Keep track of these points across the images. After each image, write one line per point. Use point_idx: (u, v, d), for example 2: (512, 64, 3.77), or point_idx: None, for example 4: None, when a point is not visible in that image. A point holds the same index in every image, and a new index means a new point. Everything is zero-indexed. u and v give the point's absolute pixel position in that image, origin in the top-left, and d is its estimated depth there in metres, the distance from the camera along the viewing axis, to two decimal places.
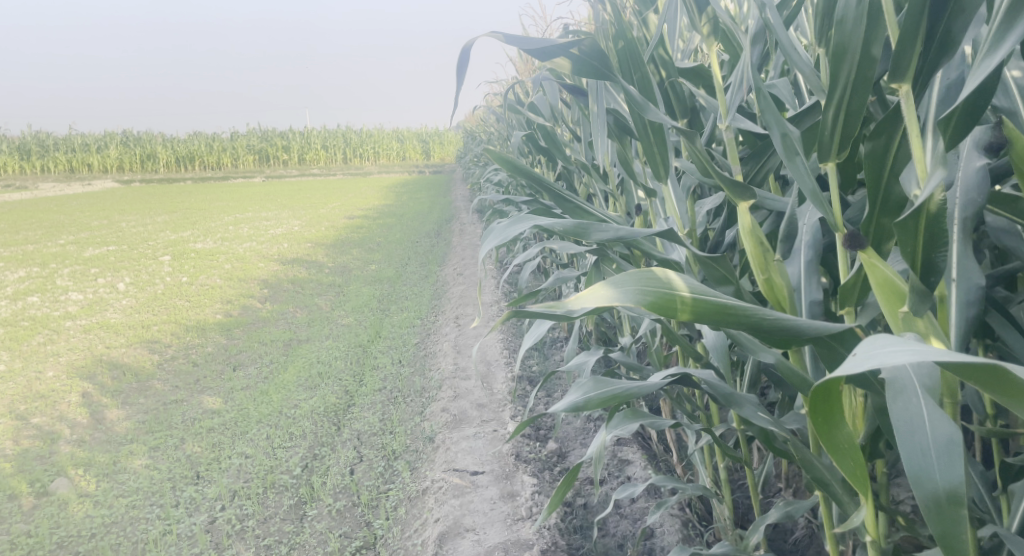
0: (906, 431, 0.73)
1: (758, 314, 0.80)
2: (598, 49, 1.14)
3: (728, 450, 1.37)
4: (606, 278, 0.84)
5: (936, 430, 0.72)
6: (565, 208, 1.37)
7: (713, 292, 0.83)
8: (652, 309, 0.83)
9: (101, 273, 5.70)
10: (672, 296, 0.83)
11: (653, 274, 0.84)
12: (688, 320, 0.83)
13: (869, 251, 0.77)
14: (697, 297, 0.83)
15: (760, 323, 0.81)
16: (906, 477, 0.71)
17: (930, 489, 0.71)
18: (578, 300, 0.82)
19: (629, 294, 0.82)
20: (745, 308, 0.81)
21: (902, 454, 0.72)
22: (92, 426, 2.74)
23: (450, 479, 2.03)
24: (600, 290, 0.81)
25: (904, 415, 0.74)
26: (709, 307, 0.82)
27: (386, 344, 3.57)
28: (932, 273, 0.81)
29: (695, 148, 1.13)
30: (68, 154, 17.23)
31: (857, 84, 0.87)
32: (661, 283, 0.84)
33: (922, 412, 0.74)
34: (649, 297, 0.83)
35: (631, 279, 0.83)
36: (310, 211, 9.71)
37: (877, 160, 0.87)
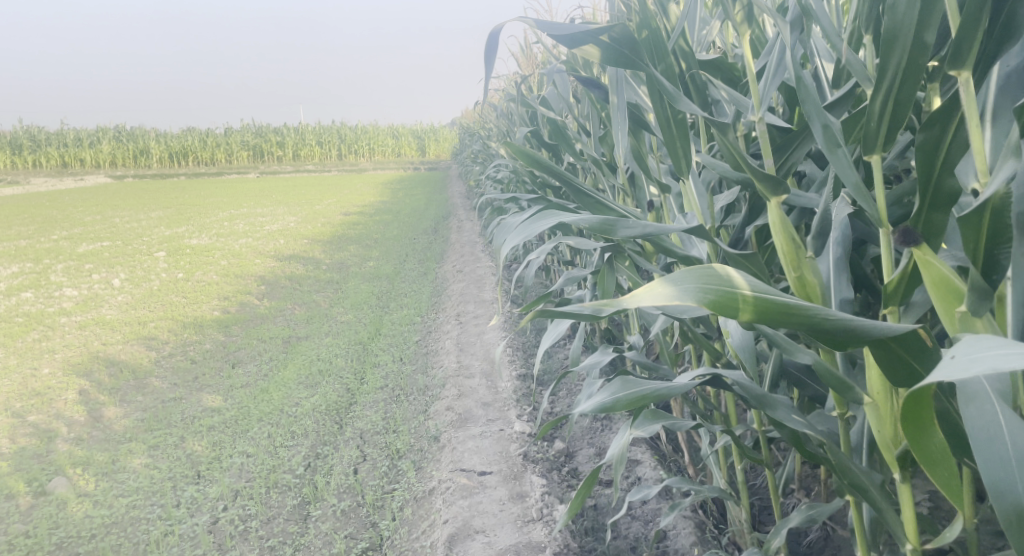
0: (985, 439, 0.74)
1: (822, 314, 0.79)
2: (629, 37, 1.11)
3: (748, 451, 1.35)
4: (665, 275, 0.82)
5: (1015, 439, 0.73)
6: (585, 203, 1.33)
7: (774, 291, 0.81)
8: (713, 309, 0.81)
9: (96, 269, 5.64)
10: (733, 294, 0.81)
11: (711, 271, 0.82)
12: (749, 320, 0.80)
13: (923, 248, 0.80)
14: (759, 296, 0.80)
15: (823, 323, 0.79)
16: (985, 486, 0.72)
17: (1011, 499, 0.72)
18: (636, 297, 0.80)
19: (690, 293, 0.80)
20: (809, 308, 0.79)
21: (980, 462, 0.73)
22: (91, 424, 2.70)
23: (458, 479, 2.00)
24: (659, 289, 0.80)
25: (980, 423, 0.75)
26: (771, 308, 0.80)
27: (386, 341, 3.53)
28: (994, 270, 0.81)
29: (726, 140, 1.10)
30: (61, 149, 17.12)
31: (908, 74, 0.87)
32: (722, 280, 0.82)
33: (998, 419, 0.74)
34: (709, 295, 0.81)
35: (691, 276, 0.81)
36: (306, 207, 9.65)
37: (928, 152, 0.86)
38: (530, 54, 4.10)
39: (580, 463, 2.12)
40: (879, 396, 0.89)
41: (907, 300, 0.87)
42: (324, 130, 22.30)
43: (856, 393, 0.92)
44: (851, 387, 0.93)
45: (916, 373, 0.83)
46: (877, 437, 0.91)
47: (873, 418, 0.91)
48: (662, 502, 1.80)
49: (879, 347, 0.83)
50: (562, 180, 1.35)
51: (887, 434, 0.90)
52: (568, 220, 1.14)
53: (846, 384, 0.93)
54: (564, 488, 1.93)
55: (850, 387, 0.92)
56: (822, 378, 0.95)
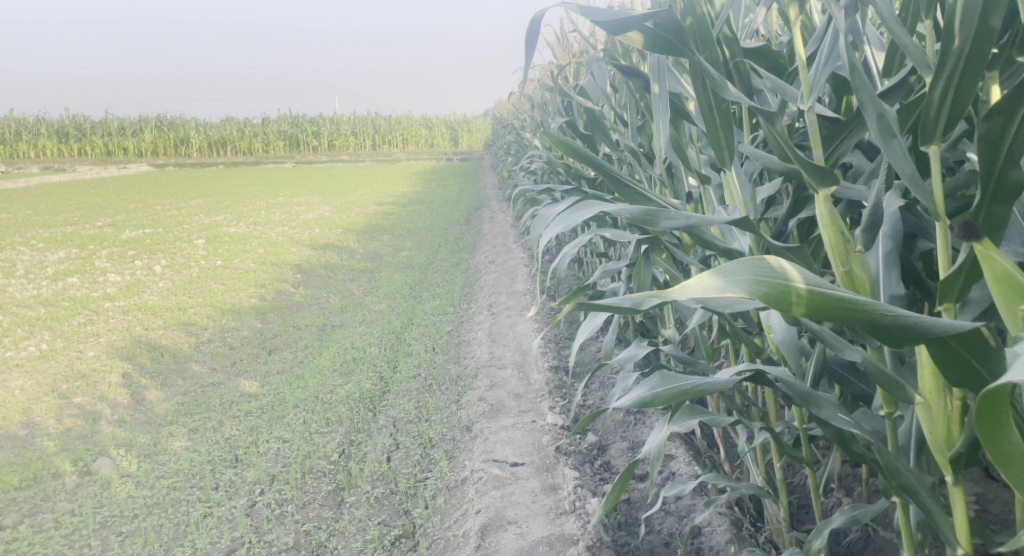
0: None
1: (879, 308, 0.77)
2: (673, 22, 1.09)
3: (788, 450, 1.34)
4: (718, 266, 0.82)
5: None
6: (624, 193, 1.32)
7: (829, 284, 0.80)
8: (766, 301, 0.80)
9: (138, 255, 5.76)
10: (786, 288, 0.79)
11: (764, 264, 0.80)
12: (800, 314, 0.79)
13: (986, 243, 0.79)
14: (812, 289, 0.79)
15: (880, 318, 0.78)
16: None
17: None
18: (686, 288, 0.81)
19: (741, 284, 0.80)
20: (866, 303, 0.78)
21: None
22: (133, 407, 2.76)
23: (490, 469, 2.01)
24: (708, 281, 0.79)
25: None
26: (825, 300, 0.79)
27: (419, 331, 3.56)
28: None
29: (773, 130, 1.08)
30: (105, 138, 17.50)
31: (971, 61, 0.85)
32: (775, 272, 0.81)
33: None
34: (762, 287, 0.80)
35: (743, 267, 0.81)
36: (340, 197, 9.74)
37: (991, 143, 0.84)
38: (566, 44, 4.08)
39: (612, 457, 2.12)
40: (931, 396, 0.88)
41: (964, 295, 0.85)
42: (359, 120, 22.47)
43: (907, 392, 0.91)
44: (902, 385, 0.91)
45: (976, 374, 0.82)
46: (928, 437, 0.89)
47: (926, 418, 0.89)
48: (697, 498, 1.79)
49: (934, 347, 0.82)
50: (600, 170, 1.33)
51: (940, 435, 0.88)
52: (608, 210, 1.13)
53: (897, 382, 0.91)
54: (596, 482, 1.94)
55: (903, 386, 0.91)
56: (873, 376, 0.94)
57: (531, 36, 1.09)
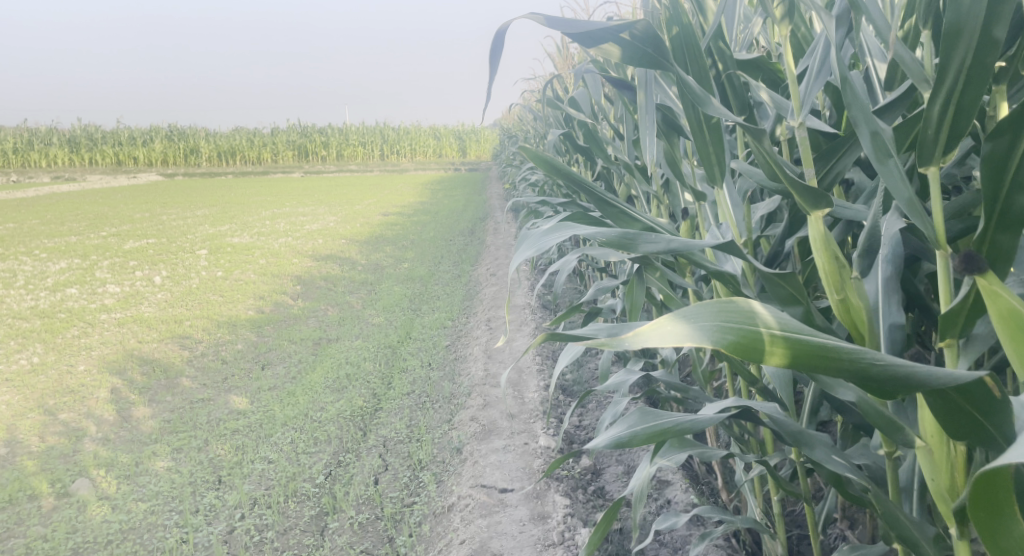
0: None
1: (866, 357, 0.70)
2: (653, 34, 1.02)
3: (784, 484, 1.25)
4: (676, 310, 0.73)
5: None
6: (607, 213, 1.24)
7: (806, 330, 0.73)
8: (734, 350, 0.72)
9: (139, 265, 5.73)
10: (757, 333, 0.73)
11: (729, 306, 0.74)
12: (777, 363, 0.72)
13: (989, 276, 0.71)
14: (789, 335, 0.73)
15: (868, 368, 0.71)
16: None
17: None
18: (641, 335, 0.71)
19: (706, 331, 0.72)
20: (851, 351, 0.71)
21: None
22: (119, 424, 2.70)
23: (478, 496, 1.93)
24: (670, 326, 0.72)
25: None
26: (803, 348, 0.72)
27: (415, 345, 3.48)
28: None
29: (762, 149, 1.00)
30: (115, 147, 17.57)
31: (972, 75, 0.76)
32: (744, 317, 0.73)
33: None
34: (729, 335, 0.72)
35: (707, 312, 0.73)
36: (346, 207, 9.71)
37: (996, 165, 0.76)
38: (566, 55, 4.02)
39: (606, 482, 2.03)
40: (933, 439, 0.80)
41: (967, 331, 0.77)
42: (369, 130, 22.52)
43: (906, 435, 0.83)
44: (901, 427, 0.83)
45: (977, 423, 0.74)
46: (930, 485, 0.81)
47: (927, 464, 0.81)
48: (693, 529, 1.70)
49: (931, 391, 0.74)
50: (582, 188, 1.26)
51: (942, 483, 0.80)
52: (584, 233, 1.07)
53: (895, 423, 0.83)
54: (588, 510, 1.85)
55: (901, 428, 0.83)
56: (868, 417, 0.86)
57: (498, 48, 1.02)
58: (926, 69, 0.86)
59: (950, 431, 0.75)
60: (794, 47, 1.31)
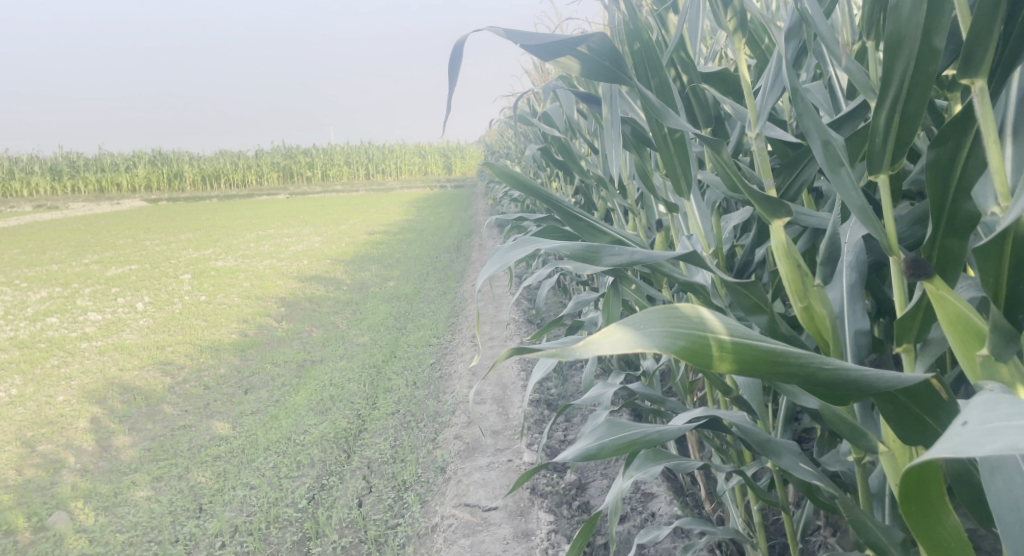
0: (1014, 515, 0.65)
1: (815, 362, 0.70)
2: (610, 48, 1.00)
3: (762, 493, 1.25)
4: (625, 317, 0.72)
5: None
6: (576, 227, 1.22)
7: (756, 335, 0.72)
8: (685, 356, 0.71)
9: (121, 293, 5.67)
10: (706, 339, 0.71)
11: (679, 311, 0.72)
12: (728, 370, 0.71)
13: (936, 282, 0.69)
14: (738, 340, 0.71)
15: (817, 373, 0.70)
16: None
17: None
18: (591, 345, 0.69)
19: (655, 337, 0.70)
20: (800, 355, 0.70)
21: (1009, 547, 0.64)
22: (98, 454, 2.66)
23: (461, 515, 1.91)
24: (617, 334, 0.70)
25: (1015, 497, 0.66)
26: (752, 354, 0.71)
27: (400, 364, 3.46)
28: (1017, 308, 0.71)
29: (721, 160, 1.00)
30: (97, 174, 17.43)
31: (915, 83, 0.74)
32: (693, 322, 0.72)
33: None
34: (679, 340, 0.71)
35: (654, 318, 0.71)
36: (332, 227, 9.69)
37: (940, 172, 0.75)
38: (543, 71, 4.03)
39: (591, 496, 2.01)
40: (895, 445, 0.79)
41: (923, 334, 0.77)
42: (354, 149, 22.54)
43: (869, 440, 0.82)
44: (863, 432, 0.82)
45: (930, 428, 0.73)
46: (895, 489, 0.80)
47: (890, 470, 0.80)
48: (678, 541, 1.69)
49: (883, 396, 0.73)
50: (548, 203, 1.25)
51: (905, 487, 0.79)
52: (550, 247, 1.06)
53: (858, 429, 0.82)
54: (572, 525, 1.83)
55: (864, 433, 0.82)
56: (832, 424, 0.85)
57: (455, 62, 1.01)
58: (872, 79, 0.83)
59: (903, 437, 0.75)
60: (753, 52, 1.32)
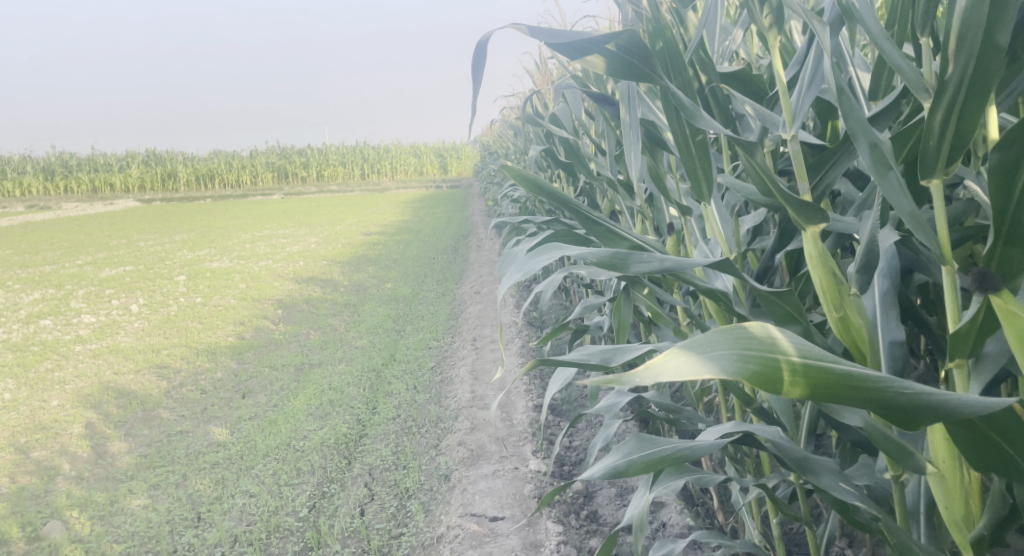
0: None
1: (895, 387, 0.67)
2: (640, 45, 0.96)
3: (784, 507, 1.21)
4: (689, 340, 0.68)
5: None
6: (595, 232, 1.19)
7: (827, 357, 0.68)
8: (758, 381, 0.67)
9: (116, 294, 5.60)
10: (776, 361, 0.67)
11: (748, 333, 0.68)
12: (799, 395, 0.67)
13: (1004, 294, 0.70)
14: (811, 363, 0.68)
15: (895, 398, 0.67)
16: None
17: None
18: (655, 369, 0.66)
19: (724, 360, 0.66)
20: (879, 380, 0.67)
21: None
22: (93, 460, 2.60)
23: (468, 526, 1.87)
24: (683, 360, 0.66)
25: None
26: (827, 377, 0.67)
27: (400, 368, 3.41)
28: None
29: (754, 163, 0.96)
30: (90, 174, 17.32)
31: (975, 82, 0.72)
32: (765, 344, 0.68)
33: None
34: (751, 364, 0.67)
35: (723, 339, 0.67)
36: (328, 228, 9.62)
37: (1004, 174, 0.71)
38: (545, 70, 3.99)
39: (599, 506, 1.98)
40: (945, 466, 0.76)
41: (977, 350, 0.75)
42: (349, 149, 22.45)
43: (916, 461, 0.79)
44: (911, 452, 0.79)
45: (1009, 457, 0.73)
46: (944, 514, 0.77)
47: (940, 491, 0.77)
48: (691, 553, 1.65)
49: (960, 421, 0.73)
50: (566, 206, 1.21)
51: (957, 511, 0.77)
52: (574, 253, 1.03)
53: (905, 449, 0.80)
54: (582, 537, 1.79)
55: (911, 453, 0.79)
56: (876, 442, 0.82)
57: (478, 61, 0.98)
58: (927, 78, 0.80)
59: (980, 464, 0.74)
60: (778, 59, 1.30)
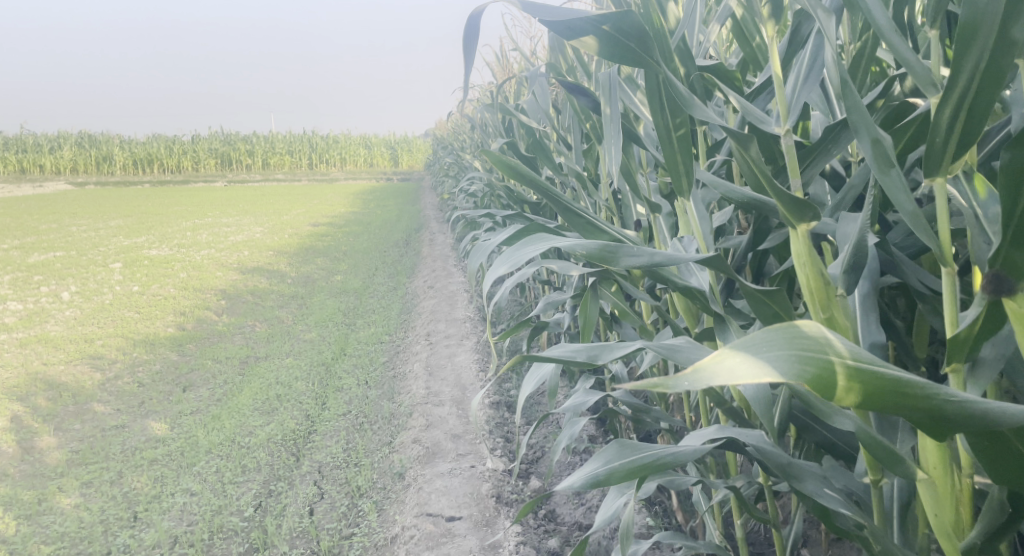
0: None
1: (944, 394, 0.64)
2: (636, 27, 0.91)
3: (752, 509, 1.18)
4: (740, 338, 0.64)
5: None
6: (574, 224, 1.15)
7: (879, 361, 0.66)
8: (812, 386, 0.64)
9: (45, 281, 5.32)
10: (830, 364, 0.64)
11: (802, 330, 0.65)
12: (851, 401, 0.65)
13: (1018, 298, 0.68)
14: (865, 368, 0.65)
15: (943, 407, 0.65)
16: None
17: None
18: (703, 371, 0.62)
19: (782, 363, 0.63)
20: (930, 387, 0.64)
21: None
22: (19, 456, 2.44)
23: (424, 526, 1.80)
24: (735, 360, 0.62)
25: None
26: (878, 384, 0.65)
27: (351, 362, 3.31)
28: None
29: (748, 156, 0.93)
30: (19, 155, 16.54)
31: (987, 78, 0.70)
32: (818, 345, 0.65)
33: None
34: (809, 367, 0.64)
35: (780, 340, 0.64)
36: (273, 217, 9.38)
37: (1014, 176, 0.69)
38: (505, 63, 3.94)
39: (558, 504, 1.94)
40: (936, 472, 0.74)
41: (974, 355, 0.73)
42: (297, 138, 21.97)
43: (907, 466, 0.77)
44: (902, 458, 0.77)
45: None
46: (934, 521, 0.76)
47: (930, 498, 0.75)
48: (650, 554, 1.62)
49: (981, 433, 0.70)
50: (546, 195, 1.16)
51: (946, 518, 0.75)
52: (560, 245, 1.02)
53: (895, 455, 0.78)
54: (540, 537, 1.75)
55: (902, 459, 0.77)
56: (865, 445, 0.80)
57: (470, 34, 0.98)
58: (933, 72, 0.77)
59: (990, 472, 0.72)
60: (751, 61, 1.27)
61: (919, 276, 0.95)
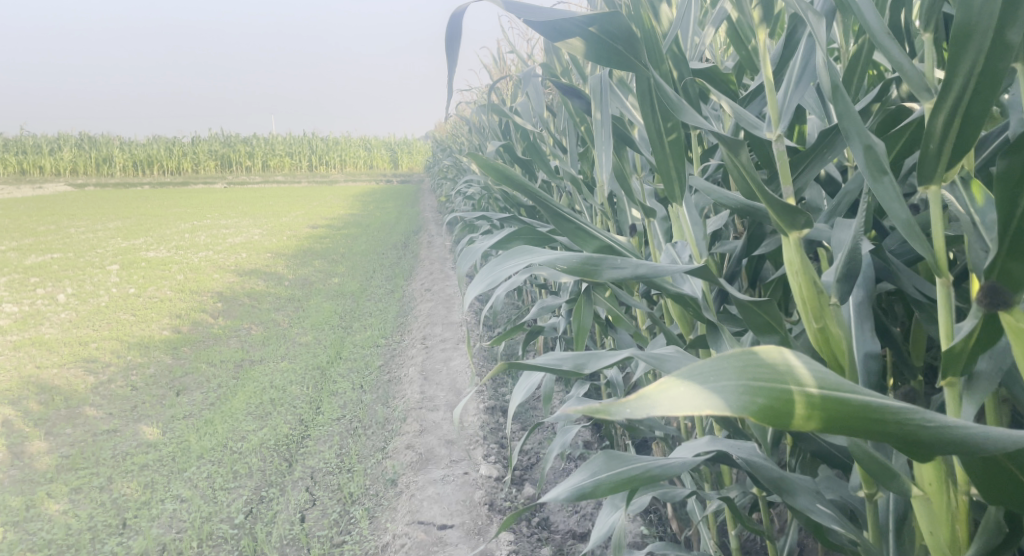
0: None
1: (918, 419, 0.61)
2: (624, 30, 0.89)
3: (747, 521, 1.14)
4: (688, 365, 0.61)
5: None
6: (563, 229, 1.12)
7: (844, 386, 0.63)
8: (765, 417, 0.61)
9: (41, 283, 5.30)
10: (789, 392, 0.62)
11: (755, 356, 0.62)
12: (814, 428, 0.62)
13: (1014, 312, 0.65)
14: (828, 395, 0.62)
15: (916, 431, 0.62)
16: None
17: None
18: (648, 401, 0.59)
19: (729, 395, 0.60)
20: (900, 412, 0.62)
21: None
22: (9, 461, 2.42)
23: (415, 534, 1.78)
24: (682, 389, 0.59)
25: None
26: (841, 412, 0.62)
27: (346, 366, 3.29)
28: None
29: (739, 161, 0.91)
30: (19, 156, 16.53)
31: (981, 83, 0.67)
32: (775, 374, 0.62)
33: None
34: (761, 398, 0.61)
35: (729, 370, 0.61)
36: (272, 219, 9.36)
37: (1011, 184, 0.67)
38: (503, 65, 3.91)
39: (551, 512, 1.92)
40: (931, 489, 0.72)
41: (971, 368, 0.71)
42: (297, 139, 21.97)
43: (901, 482, 0.75)
44: (896, 474, 0.75)
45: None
46: (929, 539, 0.74)
47: (925, 515, 0.74)
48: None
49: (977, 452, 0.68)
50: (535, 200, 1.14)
51: (941, 536, 0.73)
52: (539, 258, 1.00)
53: (889, 470, 0.75)
54: (533, 545, 1.73)
55: (896, 475, 0.75)
56: (859, 460, 0.78)
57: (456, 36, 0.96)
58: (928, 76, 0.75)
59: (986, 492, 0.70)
60: (745, 64, 1.25)
61: (915, 283, 0.93)
